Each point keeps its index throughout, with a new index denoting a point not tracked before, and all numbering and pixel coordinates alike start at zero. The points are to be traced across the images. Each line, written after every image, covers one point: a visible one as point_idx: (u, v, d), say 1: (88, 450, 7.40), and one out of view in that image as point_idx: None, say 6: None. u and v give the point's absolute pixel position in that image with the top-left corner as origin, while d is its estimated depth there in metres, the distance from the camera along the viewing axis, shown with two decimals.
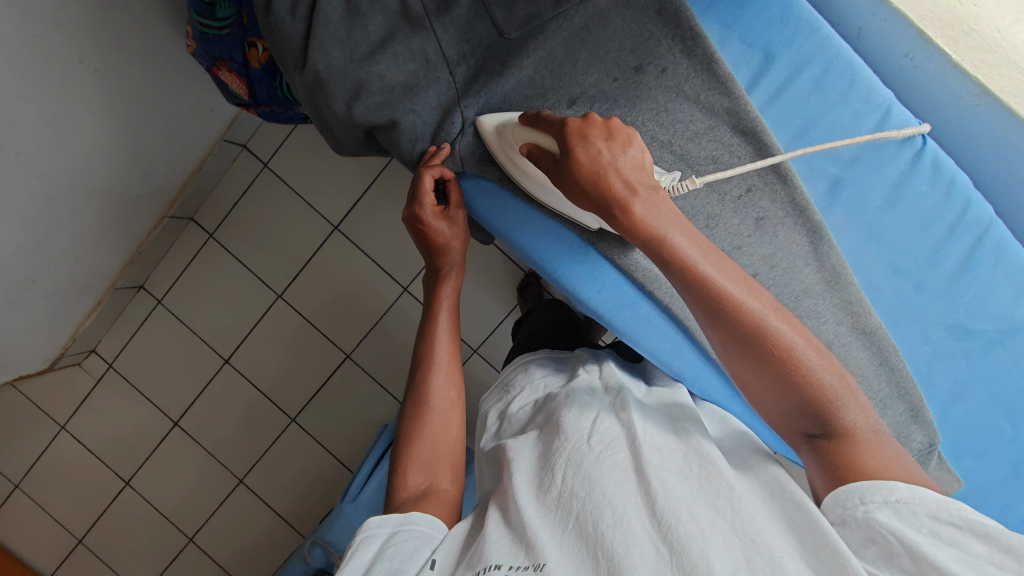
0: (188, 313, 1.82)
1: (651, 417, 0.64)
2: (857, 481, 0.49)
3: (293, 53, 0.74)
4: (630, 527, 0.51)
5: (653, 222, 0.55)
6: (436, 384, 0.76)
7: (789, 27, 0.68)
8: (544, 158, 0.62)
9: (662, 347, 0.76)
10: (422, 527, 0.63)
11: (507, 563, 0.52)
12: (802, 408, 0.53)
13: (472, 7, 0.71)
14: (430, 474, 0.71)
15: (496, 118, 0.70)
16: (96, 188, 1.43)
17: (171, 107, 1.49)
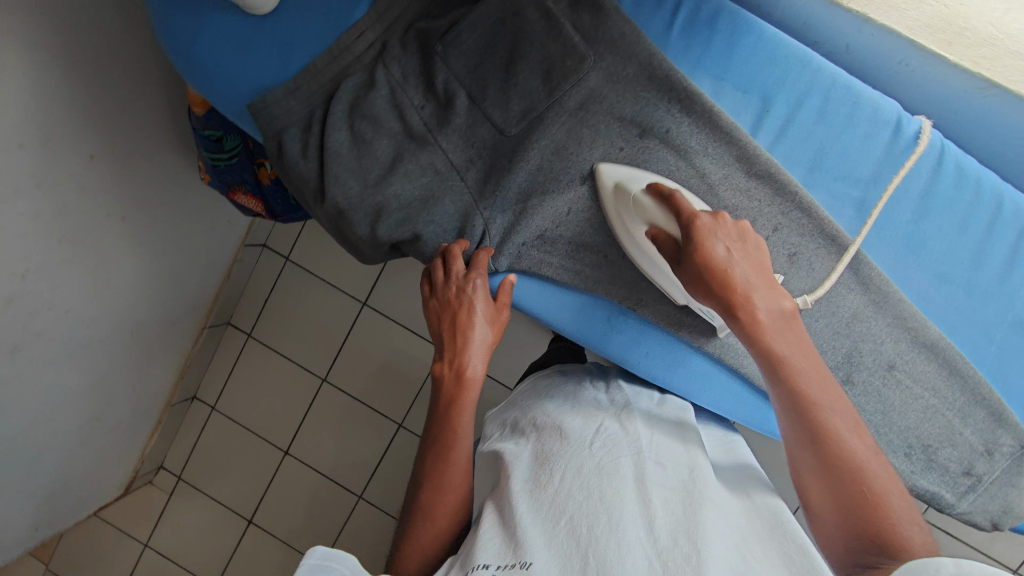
0: (242, 413, 1.88)
1: (659, 435, 0.65)
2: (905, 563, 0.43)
3: (311, 190, 0.78)
4: (623, 535, 0.51)
5: (775, 337, 0.57)
6: (450, 481, 0.66)
7: (779, 67, 0.69)
8: (668, 244, 0.64)
9: (720, 396, 0.77)
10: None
11: (496, 563, 0.53)
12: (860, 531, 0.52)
13: (470, 113, 0.74)
14: (432, 561, 0.65)
15: (616, 172, 0.72)
16: (139, 319, 1.51)
17: (194, 229, 1.57)
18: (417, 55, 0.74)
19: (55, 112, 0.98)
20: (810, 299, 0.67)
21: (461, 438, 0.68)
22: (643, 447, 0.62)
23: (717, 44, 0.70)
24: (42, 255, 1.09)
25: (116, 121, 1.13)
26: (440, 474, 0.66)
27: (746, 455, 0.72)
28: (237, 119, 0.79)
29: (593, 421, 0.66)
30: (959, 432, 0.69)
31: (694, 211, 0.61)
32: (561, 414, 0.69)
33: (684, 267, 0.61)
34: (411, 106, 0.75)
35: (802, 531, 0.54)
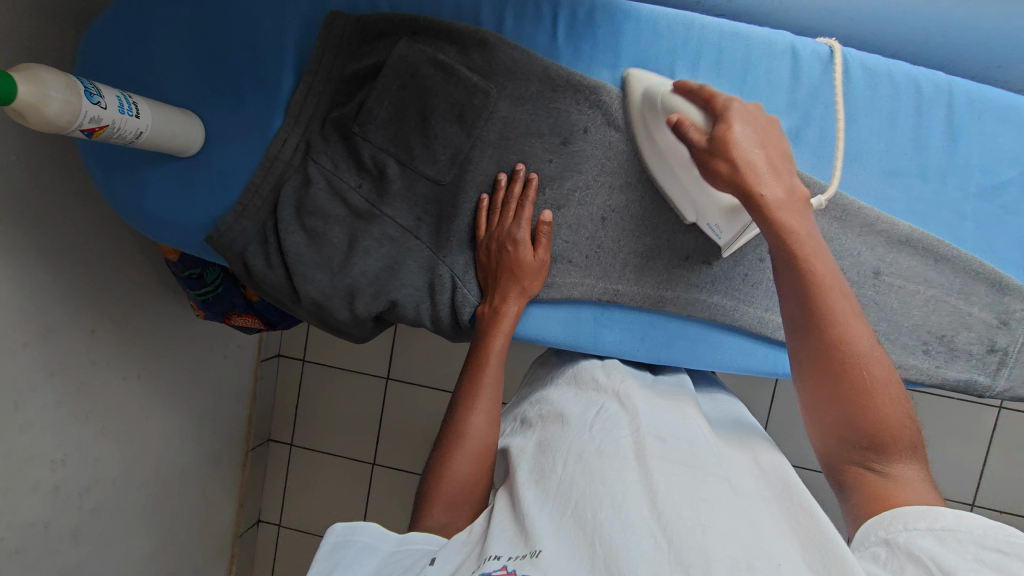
0: (307, 522, 1.89)
1: (653, 404, 0.67)
2: (901, 508, 0.50)
3: (287, 295, 0.82)
4: (628, 516, 0.51)
5: (788, 216, 0.59)
6: (476, 431, 0.67)
7: (666, 38, 0.72)
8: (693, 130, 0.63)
9: (726, 354, 0.78)
10: (424, 543, 0.61)
11: (507, 554, 0.52)
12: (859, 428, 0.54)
13: (404, 177, 0.78)
14: (454, 515, 0.65)
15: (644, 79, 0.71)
16: (183, 465, 1.55)
17: (207, 363, 1.62)
18: (339, 142, 0.78)
19: (48, 303, 1.05)
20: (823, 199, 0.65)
21: (486, 394, 0.70)
22: (642, 421, 0.62)
23: (604, 38, 0.73)
24: (76, 437, 1.16)
25: (108, 291, 1.20)
26: (463, 420, 0.68)
27: (746, 415, 0.75)
28: (205, 254, 0.84)
29: (594, 404, 0.67)
30: (967, 313, 0.68)
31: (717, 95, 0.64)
32: (564, 400, 0.70)
33: (716, 144, 0.61)
34: (349, 188, 0.78)
35: (807, 491, 0.56)
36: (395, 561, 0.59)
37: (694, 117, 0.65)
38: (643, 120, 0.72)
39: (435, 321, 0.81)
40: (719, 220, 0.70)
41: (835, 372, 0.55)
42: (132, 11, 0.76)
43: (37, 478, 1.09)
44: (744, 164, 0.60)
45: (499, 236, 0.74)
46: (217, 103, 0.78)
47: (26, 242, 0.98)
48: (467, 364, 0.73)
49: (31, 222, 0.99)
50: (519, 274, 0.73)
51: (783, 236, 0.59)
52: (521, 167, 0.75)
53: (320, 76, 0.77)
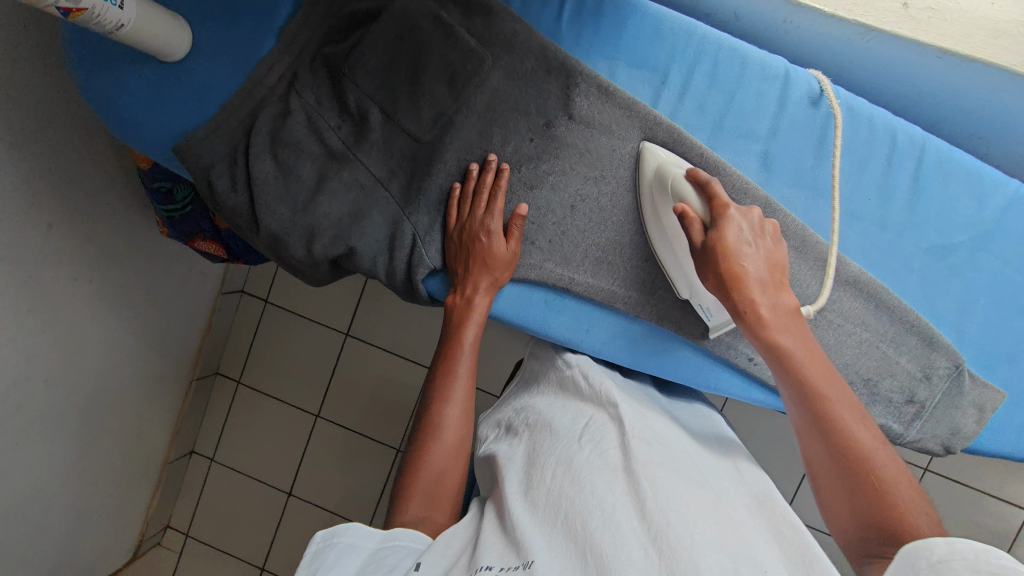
0: (240, 461, 1.88)
1: (637, 411, 0.67)
2: (908, 549, 0.47)
3: (245, 222, 0.81)
4: (618, 528, 0.53)
5: (779, 332, 0.61)
6: (450, 423, 0.70)
7: (668, 41, 0.72)
8: (685, 235, 0.66)
9: (666, 360, 0.78)
10: (408, 541, 0.61)
11: (497, 565, 0.53)
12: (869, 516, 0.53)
13: (385, 127, 0.77)
14: (430, 507, 0.66)
15: (657, 155, 0.72)
16: (123, 381, 1.53)
17: (166, 284, 1.59)
18: (327, 80, 0.77)
19: (8, 186, 1.02)
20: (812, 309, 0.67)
21: (459, 385, 0.72)
22: (628, 423, 0.64)
23: (607, 28, 0.73)
24: (14, 329, 1.14)
25: (69, 187, 1.17)
26: (436, 412, 0.70)
27: (726, 430, 0.76)
28: (166, 163, 0.82)
29: (582, 415, 0.67)
30: (895, 361, 0.71)
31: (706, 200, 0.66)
32: (552, 410, 0.70)
33: (709, 257, 0.63)
34: (328, 128, 0.78)
35: (785, 503, 0.59)
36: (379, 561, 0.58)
37: (696, 209, 0.66)
38: (653, 198, 0.73)
39: (390, 277, 0.81)
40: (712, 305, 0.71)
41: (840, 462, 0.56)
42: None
43: None
44: (734, 279, 0.62)
45: (471, 229, 0.74)
46: (211, 14, 0.76)
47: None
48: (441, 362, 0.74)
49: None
50: (491, 265, 0.73)
51: (780, 352, 0.61)
52: (492, 159, 0.74)
53: (320, 9, 0.76)
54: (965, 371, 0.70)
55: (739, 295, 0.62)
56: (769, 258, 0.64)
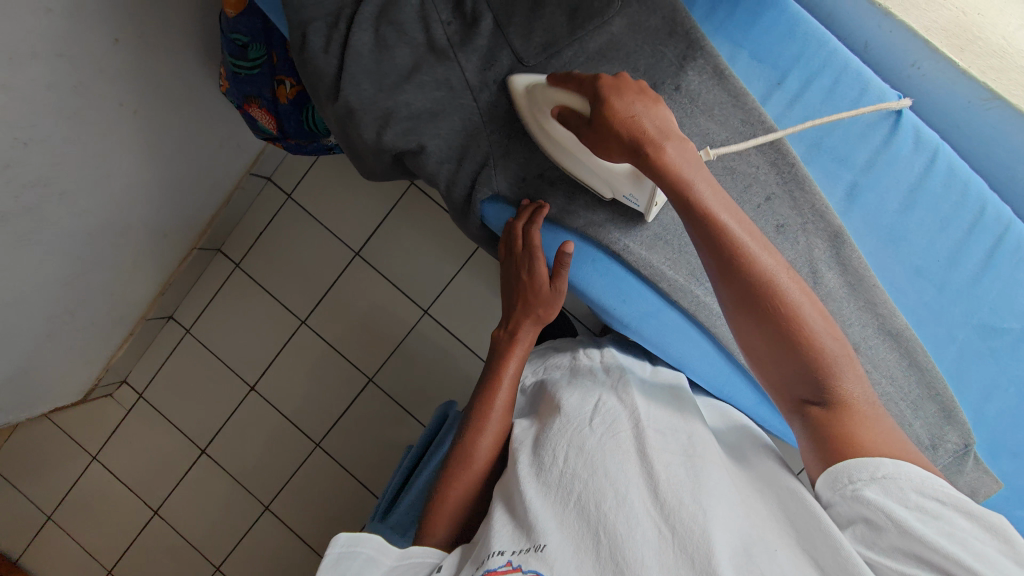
0: (215, 341, 1.87)
1: (656, 404, 0.68)
2: (844, 460, 0.51)
3: (326, 86, 0.79)
4: (630, 511, 0.55)
5: (696, 178, 0.59)
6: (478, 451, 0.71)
7: (797, 43, 0.71)
8: (574, 117, 0.68)
9: (688, 353, 0.77)
10: (426, 553, 0.66)
11: (512, 549, 0.56)
12: (806, 378, 0.54)
13: (492, 38, 0.76)
14: (454, 525, 0.69)
15: (528, 78, 0.73)
16: (130, 223, 1.51)
17: (201, 145, 1.57)
18: None
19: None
20: (713, 151, 0.64)
21: (496, 413, 0.72)
22: (642, 414, 0.65)
23: (741, 13, 0.72)
24: (49, 132, 1.12)
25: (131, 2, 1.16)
26: (470, 441, 0.70)
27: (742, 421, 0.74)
28: (263, 5, 0.80)
29: (591, 395, 0.69)
30: (909, 423, 0.70)
31: (593, 77, 0.66)
32: (564, 390, 0.72)
33: (598, 130, 0.63)
34: (438, 21, 0.76)
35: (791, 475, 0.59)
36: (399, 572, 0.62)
37: (574, 103, 0.67)
38: (533, 117, 0.74)
39: (449, 188, 0.79)
40: (631, 189, 0.71)
41: (763, 318, 0.55)
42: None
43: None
44: (630, 134, 0.61)
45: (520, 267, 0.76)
46: None
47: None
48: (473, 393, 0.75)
49: None
50: (534, 302, 0.76)
51: (686, 206, 0.59)
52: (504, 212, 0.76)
53: None
54: (971, 453, 0.70)
55: (635, 145, 0.61)
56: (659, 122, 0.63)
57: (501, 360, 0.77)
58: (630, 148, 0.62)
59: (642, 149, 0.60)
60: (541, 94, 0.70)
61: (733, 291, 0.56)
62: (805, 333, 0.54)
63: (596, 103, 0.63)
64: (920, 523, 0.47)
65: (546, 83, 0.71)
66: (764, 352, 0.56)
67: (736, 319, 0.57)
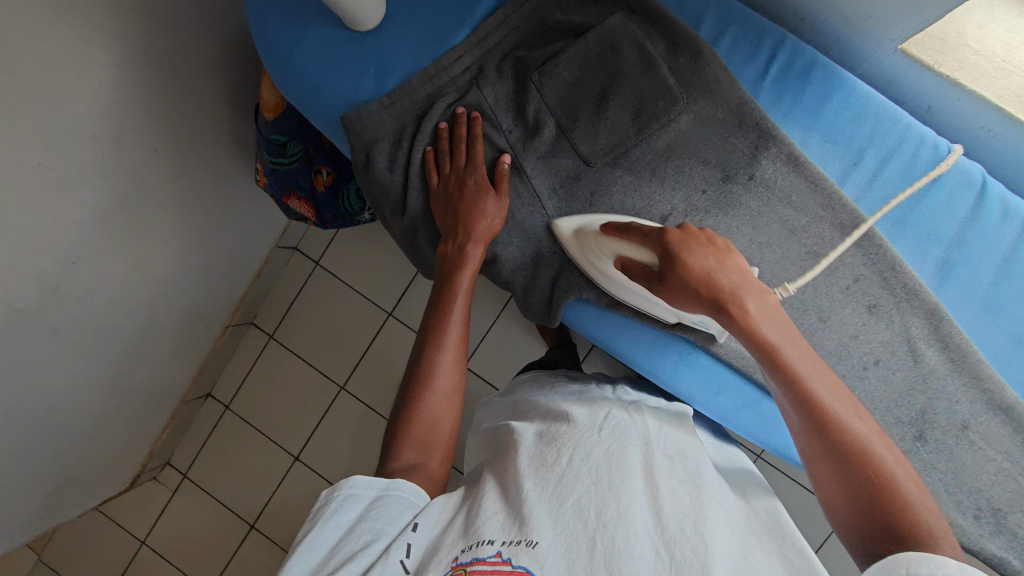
0: (255, 415, 1.86)
1: (662, 429, 0.67)
2: (905, 554, 0.44)
3: (391, 202, 0.80)
4: (632, 522, 0.51)
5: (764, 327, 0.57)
6: (441, 367, 0.69)
7: (870, 122, 0.71)
8: (640, 270, 0.66)
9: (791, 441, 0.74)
10: (408, 495, 0.59)
11: (501, 539, 0.52)
12: (869, 506, 0.49)
13: (556, 142, 0.76)
14: (424, 455, 0.64)
15: (571, 222, 0.74)
16: (170, 313, 1.51)
17: (235, 228, 1.58)
18: (512, 81, 0.76)
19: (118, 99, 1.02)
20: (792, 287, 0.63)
21: (453, 335, 0.72)
22: (653, 439, 0.64)
23: (809, 98, 0.72)
24: (94, 243, 1.12)
25: (171, 111, 1.15)
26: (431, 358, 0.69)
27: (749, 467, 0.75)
28: (326, 129, 0.80)
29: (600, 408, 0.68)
30: None
31: (662, 229, 0.64)
32: (568, 402, 0.71)
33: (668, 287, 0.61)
34: (500, 131, 0.76)
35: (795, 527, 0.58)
36: (381, 515, 0.56)
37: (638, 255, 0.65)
38: (584, 253, 0.73)
39: (524, 292, 0.80)
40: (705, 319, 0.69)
41: (842, 465, 0.50)
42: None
43: (45, 269, 1.05)
44: (707, 288, 0.59)
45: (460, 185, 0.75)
46: None
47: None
48: (433, 303, 0.74)
49: None
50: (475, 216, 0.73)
51: (769, 346, 0.56)
52: (506, 155, 0.76)
53: (522, 12, 0.74)
54: None
55: (713, 301, 0.59)
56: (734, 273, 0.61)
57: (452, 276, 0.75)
58: (706, 302, 0.59)
59: (722, 305, 0.59)
60: (597, 241, 0.70)
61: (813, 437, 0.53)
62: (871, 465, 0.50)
63: (670, 257, 0.61)
64: None
65: (599, 226, 0.71)
66: (840, 502, 0.50)
67: (813, 467, 0.53)
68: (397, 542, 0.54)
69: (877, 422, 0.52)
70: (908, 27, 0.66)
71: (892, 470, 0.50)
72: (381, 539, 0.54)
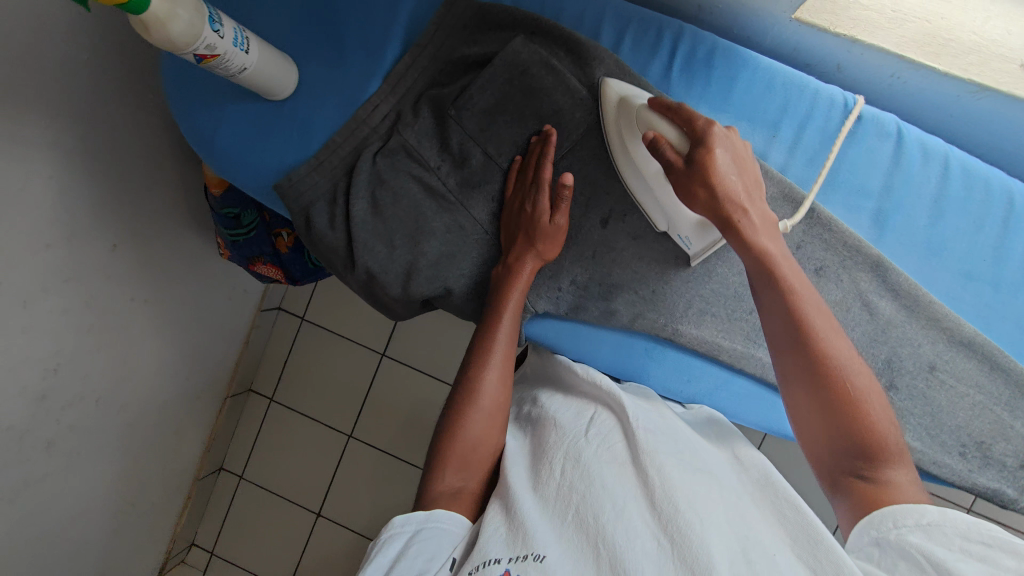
0: (270, 479, 1.85)
1: (635, 402, 0.68)
2: (886, 506, 0.51)
3: (340, 258, 0.81)
4: (631, 521, 0.53)
5: (764, 236, 0.62)
6: (484, 393, 0.68)
7: (778, 93, 0.73)
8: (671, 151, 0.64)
9: (767, 415, 0.76)
10: (447, 523, 0.60)
11: (508, 557, 0.53)
12: (854, 448, 0.55)
13: (486, 170, 0.77)
14: (466, 475, 0.64)
15: (619, 88, 0.70)
16: (166, 397, 1.52)
17: (213, 301, 1.59)
18: (431, 119, 0.77)
19: (71, 208, 1.04)
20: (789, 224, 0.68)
21: (500, 349, 0.70)
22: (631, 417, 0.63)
23: (717, 81, 0.73)
24: (72, 347, 1.14)
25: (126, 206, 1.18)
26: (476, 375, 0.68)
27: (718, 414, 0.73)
28: (263, 198, 0.82)
29: (586, 407, 0.67)
30: (1009, 426, 0.70)
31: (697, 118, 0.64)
32: (555, 404, 0.68)
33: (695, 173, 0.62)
34: (430, 168, 0.77)
35: (788, 485, 0.58)
36: (419, 552, 0.57)
37: (670, 137, 0.64)
38: (617, 128, 0.70)
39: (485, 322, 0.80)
40: (691, 232, 0.70)
41: (823, 392, 0.56)
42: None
43: (27, 383, 1.08)
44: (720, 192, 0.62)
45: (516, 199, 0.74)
46: (312, 48, 0.77)
47: (56, 141, 0.97)
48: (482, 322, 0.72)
49: (72, 125, 0.99)
50: (536, 238, 0.72)
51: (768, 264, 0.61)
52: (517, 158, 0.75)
53: (428, 52, 0.76)
54: None
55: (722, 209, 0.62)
56: (749, 177, 0.64)
57: (501, 291, 0.73)
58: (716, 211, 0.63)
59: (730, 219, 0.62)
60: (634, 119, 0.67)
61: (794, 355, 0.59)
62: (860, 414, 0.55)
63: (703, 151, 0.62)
64: (965, 564, 0.46)
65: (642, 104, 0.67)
66: (811, 424, 0.57)
67: (791, 381, 0.59)
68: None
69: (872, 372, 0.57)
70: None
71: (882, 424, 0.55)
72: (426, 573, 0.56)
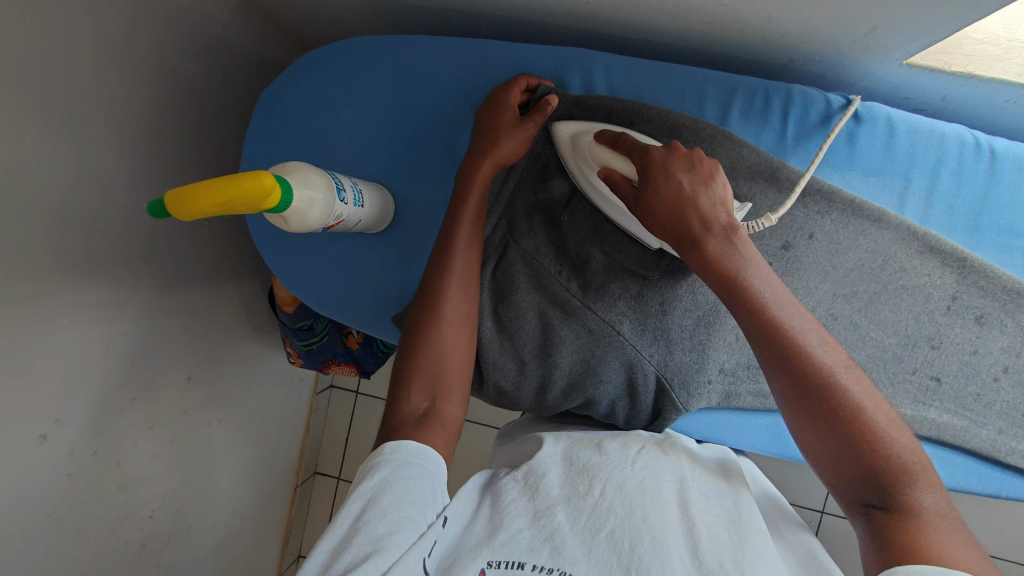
0: None
1: (704, 471, 0.61)
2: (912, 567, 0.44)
3: None
4: (669, 561, 0.48)
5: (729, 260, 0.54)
6: (451, 358, 0.66)
7: (904, 143, 0.69)
8: (624, 184, 0.60)
9: (955, 473, 0.71)
10: (423, 461, 0.57)
11: (531, 564, 0.49)
12: (866, 474, 0.48)
13: (605, 269, 0.73)
14: (433, 394, 0.63)
15: (574, 125, 0.68)
16: (248, 505, 1.41)
17: (277, 400, 1.47)
18: (544, 226, 0.74)
19: (145, 353, 0.92)
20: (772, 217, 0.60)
21: (462, 263, 0.67)
22: (686, 472, 0.59)
23: (838, 142, 0.70)
24: (164, 489, 1.03)
25: (196, 333, 1.05)
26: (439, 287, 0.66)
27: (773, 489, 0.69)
28: (375, 327, 0.79)
29: (632, 442, 0.62)
30: None
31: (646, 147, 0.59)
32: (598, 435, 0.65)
33: (642, 205, 0.58)
34: (550, 275, 0.73)
35: (835, 566, 0.55)
36: (399, 500, 0.52)
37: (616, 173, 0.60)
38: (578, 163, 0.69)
39: (629, 421, 0.76)
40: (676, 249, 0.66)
41: (822, 417, 0.50)
42: (332, 78, 0.77)
43: (125, 538, 0.95)
44: (673, 212, 0.56)
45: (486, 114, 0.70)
46: (412, 174, 0.76)
47: (133, 281, 0.87)
48: (436, 257, 0.68)
49: (143, 262, 0.88)
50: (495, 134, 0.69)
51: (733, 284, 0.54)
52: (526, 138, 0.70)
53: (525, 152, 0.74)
54: None
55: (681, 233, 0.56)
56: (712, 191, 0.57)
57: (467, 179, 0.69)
58: (673, 234, 0.57)
59: (687, 240, 0.56)
60: (588, 147, 0.64)
61: (783, 381, 0.51)
62: (869, 436, 0.49)
63: (644, 181, 0.57)
64: None
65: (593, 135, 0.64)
66: (817, 446, 0.51)
67: (788, 410, 0.52)
68: (421, 539, 0.51)
69: (874, 382, 0.50)
70: (913, 47, 0.65)
71: (894, 441, 0.49)
72: (407, 528, 0.51)
